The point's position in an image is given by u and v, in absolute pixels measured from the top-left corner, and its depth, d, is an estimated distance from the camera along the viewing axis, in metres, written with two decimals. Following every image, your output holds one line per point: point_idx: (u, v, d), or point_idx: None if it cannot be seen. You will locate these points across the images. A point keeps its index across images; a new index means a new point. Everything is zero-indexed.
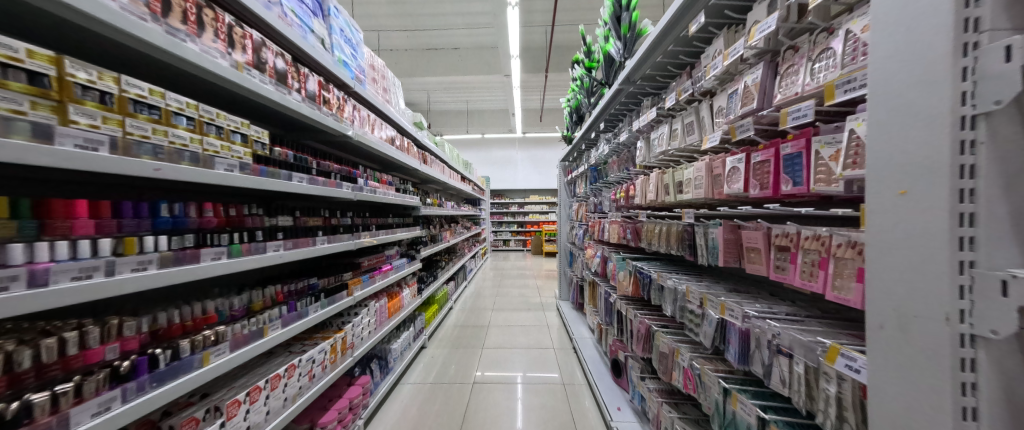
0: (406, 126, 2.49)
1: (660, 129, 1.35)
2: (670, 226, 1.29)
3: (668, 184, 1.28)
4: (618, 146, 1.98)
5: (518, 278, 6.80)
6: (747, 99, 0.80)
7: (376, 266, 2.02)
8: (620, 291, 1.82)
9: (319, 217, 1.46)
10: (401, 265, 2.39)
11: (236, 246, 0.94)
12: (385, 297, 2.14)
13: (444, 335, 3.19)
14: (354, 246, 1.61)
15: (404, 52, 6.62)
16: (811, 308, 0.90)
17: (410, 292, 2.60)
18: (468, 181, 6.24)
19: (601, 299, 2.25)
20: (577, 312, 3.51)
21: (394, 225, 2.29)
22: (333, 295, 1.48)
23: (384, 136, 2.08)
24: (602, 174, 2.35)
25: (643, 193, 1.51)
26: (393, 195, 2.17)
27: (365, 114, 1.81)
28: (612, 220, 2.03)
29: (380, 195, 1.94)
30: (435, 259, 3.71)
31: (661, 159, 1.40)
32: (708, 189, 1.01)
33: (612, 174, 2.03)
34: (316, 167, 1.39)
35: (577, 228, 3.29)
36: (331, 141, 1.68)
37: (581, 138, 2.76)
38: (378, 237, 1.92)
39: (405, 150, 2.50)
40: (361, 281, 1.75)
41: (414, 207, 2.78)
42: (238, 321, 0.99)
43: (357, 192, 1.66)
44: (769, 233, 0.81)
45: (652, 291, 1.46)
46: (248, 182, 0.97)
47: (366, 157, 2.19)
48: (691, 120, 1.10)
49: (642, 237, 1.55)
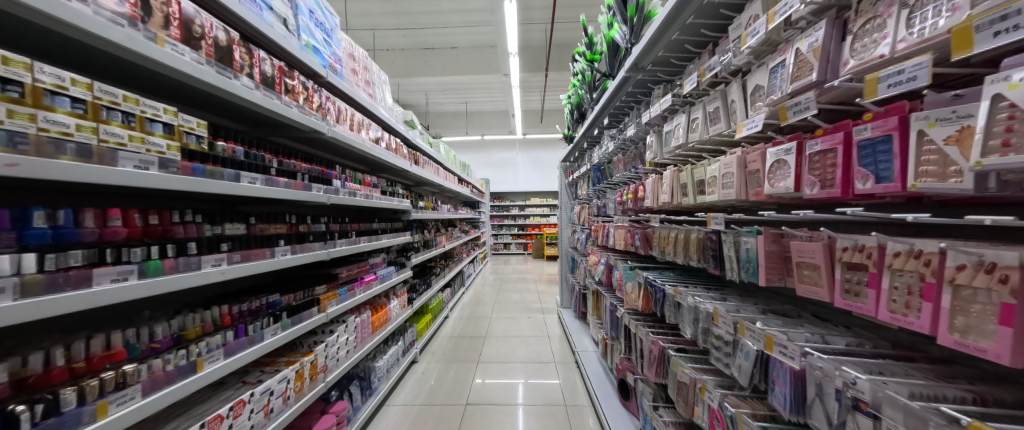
0: (394, 124, 2.32)
1: (675, 120, 1.16)
2: (690, 233, 1.10)
3: (686, 183, 1.09)
4: (624, 143, 1.79)
5: (519, 283, 6.60)
6: (801, 71, 0.61)
7: (357, 276, 1.84)
8: (628, 305, 1.62)
9: (282, 224, 1.29)
10: (388, 274, 2.21)
11: (154, 262, 0.77)
12: (368, 310, 1.95)
13: (437, 347, 3.00)
14: (325, 256, 1.44)
15: (400, 52, 6.48)
16: (874, 340, 0.71)
17: (399, 303, 2.41)
18: (466, 183, 6.05)
19: (606, 311, 2.05)
20: (579, 322, 3.30)
21: (379, 230, 2.11)
22: (298, 313, 1.30)
23: (367, 134, 1.90)
24: (606, 175, 2.16)
25: (655, 195, 1.32)
26: (378, 198, 2.00)
27: (343, 109, 1.63)
28: (618, 225, 1.84)
29: (361, 199, 1.76)
30: (430, 266, 3.53)
31: (676, 155, 1.21)
32: (742, 188, 0.82)
33: (618, 174, 1.85)
34: (276, 166, 1.22)
35: (579, 232, 3.11)
36: (303, 138, 1.51)
37: (583, 136, 2.57)
38: (358, 244, 1.74)
39: (394, 150, 2.33)
40: (337, 295, 1.57)
41: (405, 211, 2.60)
42: (158, 355, 0.81)
43: (330, 195, 1.49)
44: (832, 246, 0.62)
45: (666, 307, 1.27)
46: (170, 182, 0.80)
47: (349, 158, 2.01)
48: (716, 107, 0.91)
49: (654, 245, 1.36)
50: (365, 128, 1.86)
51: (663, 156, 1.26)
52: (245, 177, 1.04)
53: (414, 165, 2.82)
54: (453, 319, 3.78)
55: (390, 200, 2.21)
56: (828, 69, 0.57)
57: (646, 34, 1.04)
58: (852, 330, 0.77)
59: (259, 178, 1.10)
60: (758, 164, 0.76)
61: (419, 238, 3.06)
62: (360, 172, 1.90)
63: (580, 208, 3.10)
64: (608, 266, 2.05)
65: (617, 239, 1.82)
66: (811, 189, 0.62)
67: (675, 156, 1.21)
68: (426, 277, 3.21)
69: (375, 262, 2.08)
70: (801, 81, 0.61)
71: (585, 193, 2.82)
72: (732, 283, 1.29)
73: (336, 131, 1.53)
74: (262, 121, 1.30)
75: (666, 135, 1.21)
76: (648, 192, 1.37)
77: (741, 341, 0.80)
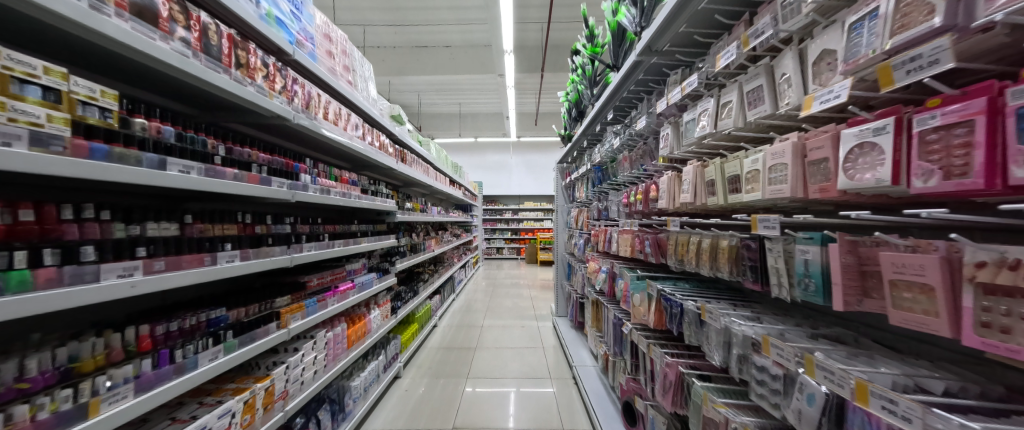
0: (379, 117, 2.13)
1: (698, 107, 0.99)
2: (719, 240, 0.92)
3: (714, 181, 0.92)
4: (631, 139, 1.63)
5: (512, 288, 6.40)
6: (910, 16, 0.43)
7: (331, 284, 1.63)
8: (637, 319, 1.44)
9: (232, 225, 1.07)
10: (369, 281, 1.99)
11: (20, 273, 0.55)
12: (344, 322, 1.73)
13: (423, 359, 2.77)
14: (288, 262, 1.23)
15: (392, 50, 6.28)
16: (982, 382, 0.54)
17: (381, 313, 2.19)
18: (458, 185, 5.84)
19: (609, 325, 1.87)
20: (576, 332, 3.12)
21: (359, 233, 1.91)
22: (250, 331, 1.08)
23: (347, 125, 1.71)
24: (608, 174, 1.99)
25: (672, 196, 1.15)
26: (357, 198, 1.79)
27: (315, 94, 1.43)
28: (624, 230, 1.67)
29: (336, 197, 1.56)
30: (417, 272, 3.30)
31: (699, 150, 1.05)
32: (799, 184, 0.65)
33: (623, 173, 1.68)
34: (222, 154, 1.00)
35: (577, 237, 2.94)
36: (266, 126, 1.30)
37: (583, 135, 2.41)
38: (331, 249, 1.53)
39: (378, 146, 2.14)
40: (304, 307, 1.35)
41: (390, 212, 2.40)
42: (23, 401, 0.59)
43: (296, 192, 1.28)
44: (955, 262, 0.44)
45: (686, 325, 1.09)
46: (52, 165, 0.58)
47: (326, 152, 1.81)
48: (759, 84, 0.75)
49: (668, 253, 1.19)
50: (344, 119, 1.67)
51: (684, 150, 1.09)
52: (172, 164, 0.83)
53: (401, 163, 2.62)
54: (442, 329, 3.55)
55: (372, 199, 2.00)
56: (958, 9, 0.38)
57: (655, 21, 0.97)
58: (939, 364, 0.60)
59: (196, 167, 0.89)
60: (827, 150, 0.58)
61: (405, 242, 2.85)
62: (336, 168, 1.69)
63: (578, 212, 2.94)
64: (611, 274, 1.88)
65: (622, 245, 1.65)
66: (924, 179, 0.44)
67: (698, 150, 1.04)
68: (413, 284, 2.99)
69: (353, 269, 1.87)
70: (911, 32, 0.42)
71: (584, 196, 2.65)
72: (761, 297, 1.13)
73: (306, 119, 1.33)
74: (211, 102, 1.10)
75: (687, 126, 1.05)
76: (663, 192, 1.20)
77: (801, 377, 0.62)
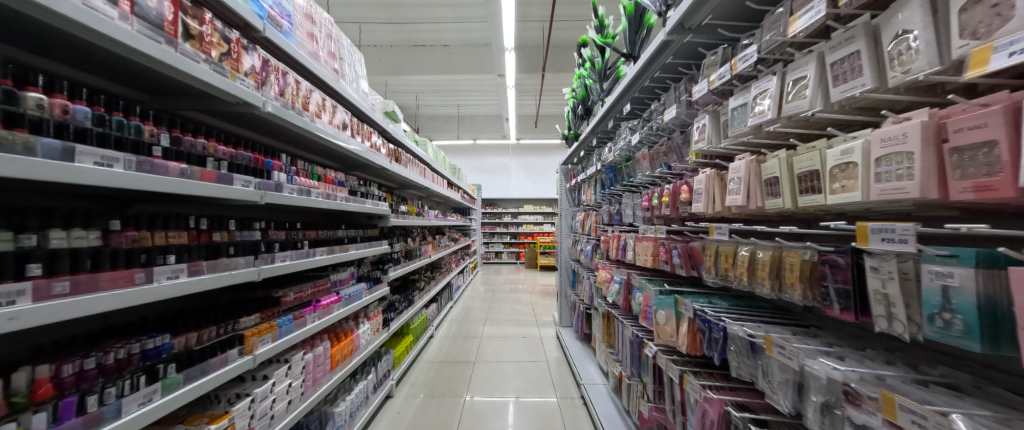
0: (371, 113, 1.95)
1: (754, 88, 0.81)
2: (786, 252, 0.74)
3: (779, 178, 0.74)
4: (653, 135, 1.45)
5: (511, 294, 6.20)
6: None
7: (312, 298, 1.42)
8: (664, 340, 1.24)
9: (182, 231, 0.86)
10: (357, 293, 1.79)
11: None
12: (328, 339, 1.52)
13: (418, 375, 2.56)
14: (256, 275, 1.03)
15: (389, 49, 6.12)
16: None
17: (371, 327, 1.98)
18: (456, 187, 5.65)
19: (624, 342, 1.67)
20: (582, 344, 2.92)
21: (346, 239, 1.71)
22: (202, 361, 0.86)
23: (332, 118, 1.51)
24: (623, 175, 1.81)
25: (715, 197, 0.97)
26: (344, 200, 1.60)
27: (293, 80, 1.23)
28: (644, 237, 1.48)
29: (318, 198, 1.36)
30: (412, 279, 3.10)
31: (752, 141, 0.87)
32: (938, 181, 0.46)
33: (642, 173, 1.50)
34: (166, 144, 0.79)
35: (583, 242, 2.75)
36: (232, 115, 1.10)
37: (592, 132, 2.23)
38: (312, 258, 1.33)
39: (370, 143, 1.95)
40: (276, 327, 1.14)
41: (383, 215, 2.20)
42: None
43: (267, 192, 1.08)
44: None
45: (735, 355, 0.90)
46: None
47: (308, 149, 1.61)
48: (858, 50, 0.57)
49: (708, 266, 1.00)
50: (329, 111, 1.48)
51: (731, 142, 0.91)
52: (84, 154, 0.60)
53: (395, 163, 2.44)
54: (438, 340, 3.33)
55: (361, 202, 1.81)
56: None
57: None
58: None
59: (122, 159, 0.66)
60: (996, 129, 0.39)
61: (399, 248, 2.65)
62: (320, 166, 1.50)
63: (585, 216, 2.76)
64: (628, 285, 1.69)
65: (643, 254, 1.46)
66: None
67: (752, 142, 0.86)
68: (407, 293, 2.78)
69: (338, 279, 1.67)
70: None
71: (592, 199, 2.46)
72: (821, 320, 0.94)
73: (281, 108, 1.14)
74: (159, 84, 0.90)
75: (735, 112, 0.88)
76: (699, 193, 1.01)
77: None
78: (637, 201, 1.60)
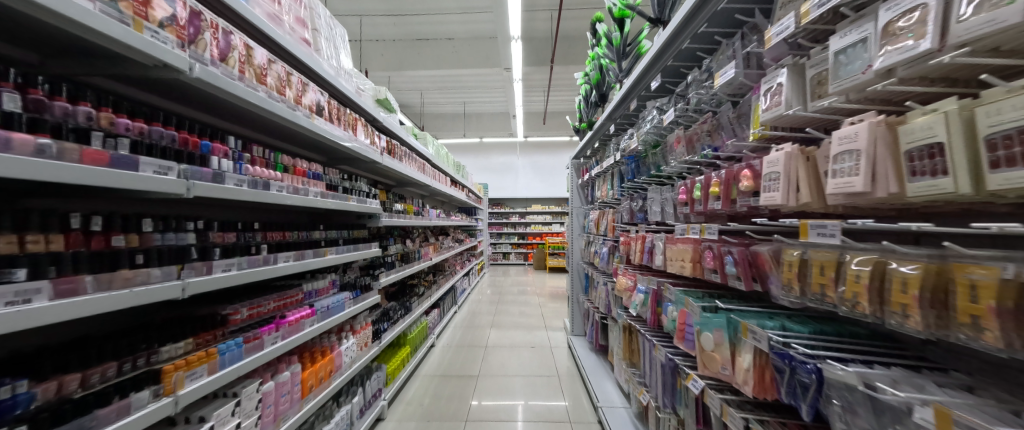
0: (356, 97, 1.71)
1: (881, 12, 0.53)
2: (959, 266, 0.44)
3: (947, 145, 0.44)
4: (691, 112, 1.17)
5: (519, 297, 5.94)
6: None
7: (275, 313, 1.18)
8: (713, 372, 0.96)
9: (53, 232, 0.60)
10: (338, 304, 1.55)
11: None
12: (299, 361, 1.28)
13: (415, 392, 2.32)
14: (180, 292, 0.77)
15: (391, 43, 5.92)
16: None
17: (357, 342, 1.74)
18: (461, 186, 5.41)
19: (653, 365, 1.38)
20: (596, 357, 2.63)
21: (324, 242, 1.47)
22: (82, 415, 0.60)
23: (302, 99, 1.26)
24: (649, 164, 1.53)
25: (801, 183, 0.68)
26: (318, 196, 1.36)
27: (244, 45, 0.98)
28: (680, 239, 1.20)
29: (279, 193, 1.13)
30: (411, 284, 2.86)
31: (880, 94, 0.57)
32: None
33: (677, 159, 1.22)
34: (14, 107, 0.51)
35: (599, 244, 2.45)
36: (160, 85, 0.84)
37: (609, 118, 1.94)
38: (272, 266, 1.09)
39: (355, 132, 1.72)
40: (217, 354, 0.89)
41: (373, 215, 1.97)
42: None
43: (198, 183, 0.83)
44: None
45: (840, 411, 0.60)
46: None
47: (279, 135, 1.38)
48: None
49: (786, 278, 0.72)
50: (297, 89, 1.23)
51: (839, 100, 0.62)
52: None
53: (388, 156, 2.20)
54: (439, 350, 3.09)
55: (343, 199, 1.58)
56: None
57: None
58: None
59: None
60: None
61: (394, 251, 2.42)
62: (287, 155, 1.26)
63: (601, 214, 2.46)
64: (657, 295, 1.41)
65: (679, 259, 1.18)
66: None
67: (882, 93, 0.56)
68: (403, 300, 2.54)
69: (315, 288, 1.43)
70: None
71: (610, 195, 2.17)
72: (960, 360, 0.65)
73: (223, 78, 0.88)
74: (23, 29, 0.64)
75: (843, 56, 0.59)
76: (772, 177, 0.73)
77: None
78: (669, 195, 1.32)
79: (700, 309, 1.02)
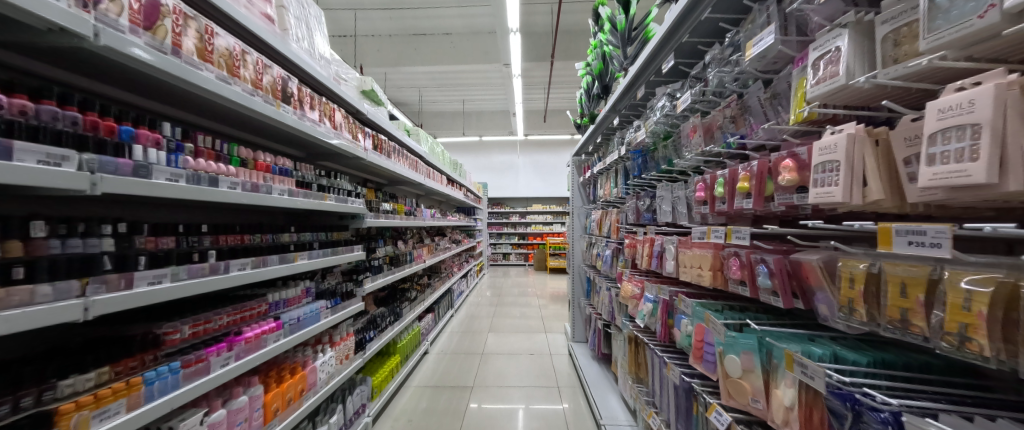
0: (334, 86, 1.55)
1: None
2: None
3: None
4: (710, 96, 1.01)
5: (519, 299, 5.78)
6: None
7: (228, 329, 1.03)
8: (740, 403, 0.80)
9: None
10: (312, 314, 1.40)
11: None
12: (262, 382, 1.13)
13: (404, 405, 2.17)
14: (82, 314, 0.62)
15: (387, 39, 5.75)
16: None
17: (337, 355, 1.58)
18: (458, 185, 5.24)
19: (664, 385, 1.22)
20: (599, 366, 2.47)
21: (293, 246, 1.31)
22: None
23: (262, 83, 1.10)
24: (658, 159, 1.37)
25: (870, 175, 0.52)
26: (283, 194, 1.21)
27: (179, 14, 0.82)
28: (697, 243, 1.04)
29: (230, 190, 0.97)
30: (402, 288, 2.70)
31: (1010, 43, 0.39)
32: None
33: (693, 151, 1.05)
34: None
35: (601, 246, 2.29)
36: (66, 57, 0.68)
37: (613, 109, 1.77)
38: (220, 276, 0.94)
39: (334, 124, 1.56)
40: (141, 385, 0.74)
41: (357, 215, 1.82)
42: None
43: (113, 176, 0.67)
44: None
45: None
46: None
47: (240, 125, 1.22)
48: None
49: (846, 297, 0.56)
50: (256, 71, 1.07)
51: (943, 55, 0.43)
52: None
53: (375, 151, 2.05)
54: (432, 359, 2.93)
55: (318, 198, 1.43)
56: None
57: None
58: None
59: None
60: None
61: (382, 254, 2.27)
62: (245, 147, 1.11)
63: (603, 214, 2.30)
64: (668, 305, 1.25)
65: (696, 266, 1.02)
66: None
67: (1014, 40, 0.38)
68: (393, 305, 2.39)
69: (283, 298, 1.28)
70: None
71: (613, 193, 2.01)
72: None
73: (151, 53, 0.72)
74: None
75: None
76: (828, 167, 0.57)
77: None
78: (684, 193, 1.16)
79: (723, 326, 0.86)
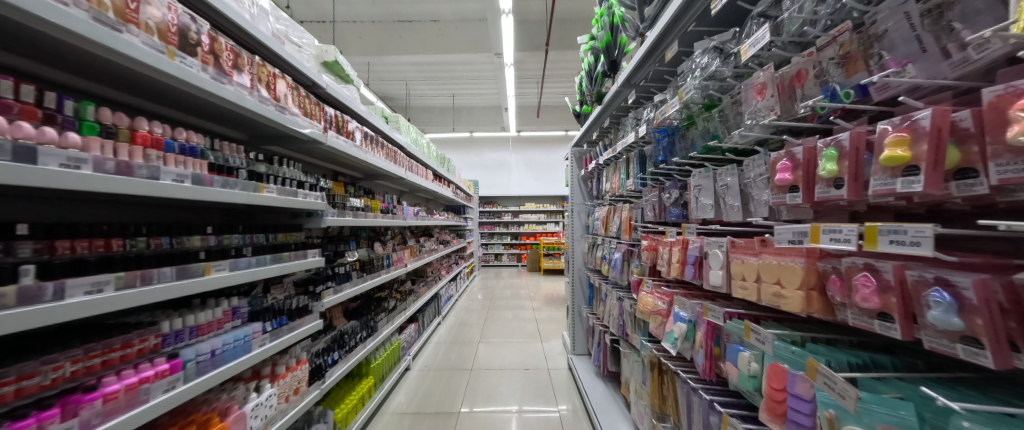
0: (275, 44, 1.18)
1: None
2: None
3: None
4: (795, 35, 0.70)
5: (511, 302, 5.46)
6: None
7: (74, 386, 0.67)
8: None
9: None
10: (237, 344, 1.03)
11: None
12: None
13: None
14: None
15: (369, 25, 5.34)
16: None
17: (279, 392, 1.21)
18: (446, 183, 4.88)
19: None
20: (606, 385, 2.15)
21: (207, 257, 0.94)
22: None
23: (143, 19, 0.74)
24: (694, 137, 1.06)
25: None
26: (181, 182, 0.84)
27: None
28: (771, 247, 0.73)
29: (65, 173, 0.60)
30: (378, 296, 2.33)
31: None
32: None
33: (763, 118, 0.74)
34: None
35: (608, 248, 1.98)
36: None
37: (629, 81, 1.45)
38: (42, 307, 0.57)
39: (276, 95, 1.20)
40: None
41: (314, 212, 1.47)
42: None
43: None
44: None
45: None
46: None
47: (119, 83, 0.86)
48: None
49: None
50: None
51: None
52: None
53: (339, 135, 1.69)
54: (414, 377, 2.57)
55: (251, 189, 1.07)
56: None
57: None
58: None
59: None
60: None
61: (353, 258, 1.91)
62: (106, 111, 0.73)
63: (611, 211, 1.99)
64: (714, 329, 0.94)
65: (772, 281, 0.71)
66: None
67: None
68: (365, 318, 2.04)
69: (192, 325, 0.92)
70: None
71: (625, 186, 1.69)
72: None
73: None
74: None
75: None
76: None
77: None
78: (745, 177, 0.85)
79: (846, 385, 0.51)
